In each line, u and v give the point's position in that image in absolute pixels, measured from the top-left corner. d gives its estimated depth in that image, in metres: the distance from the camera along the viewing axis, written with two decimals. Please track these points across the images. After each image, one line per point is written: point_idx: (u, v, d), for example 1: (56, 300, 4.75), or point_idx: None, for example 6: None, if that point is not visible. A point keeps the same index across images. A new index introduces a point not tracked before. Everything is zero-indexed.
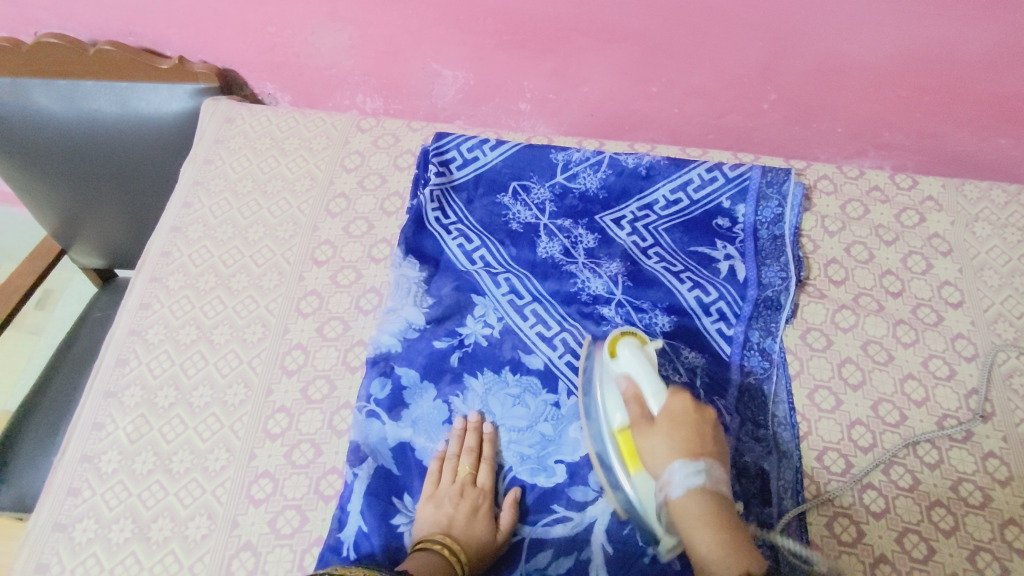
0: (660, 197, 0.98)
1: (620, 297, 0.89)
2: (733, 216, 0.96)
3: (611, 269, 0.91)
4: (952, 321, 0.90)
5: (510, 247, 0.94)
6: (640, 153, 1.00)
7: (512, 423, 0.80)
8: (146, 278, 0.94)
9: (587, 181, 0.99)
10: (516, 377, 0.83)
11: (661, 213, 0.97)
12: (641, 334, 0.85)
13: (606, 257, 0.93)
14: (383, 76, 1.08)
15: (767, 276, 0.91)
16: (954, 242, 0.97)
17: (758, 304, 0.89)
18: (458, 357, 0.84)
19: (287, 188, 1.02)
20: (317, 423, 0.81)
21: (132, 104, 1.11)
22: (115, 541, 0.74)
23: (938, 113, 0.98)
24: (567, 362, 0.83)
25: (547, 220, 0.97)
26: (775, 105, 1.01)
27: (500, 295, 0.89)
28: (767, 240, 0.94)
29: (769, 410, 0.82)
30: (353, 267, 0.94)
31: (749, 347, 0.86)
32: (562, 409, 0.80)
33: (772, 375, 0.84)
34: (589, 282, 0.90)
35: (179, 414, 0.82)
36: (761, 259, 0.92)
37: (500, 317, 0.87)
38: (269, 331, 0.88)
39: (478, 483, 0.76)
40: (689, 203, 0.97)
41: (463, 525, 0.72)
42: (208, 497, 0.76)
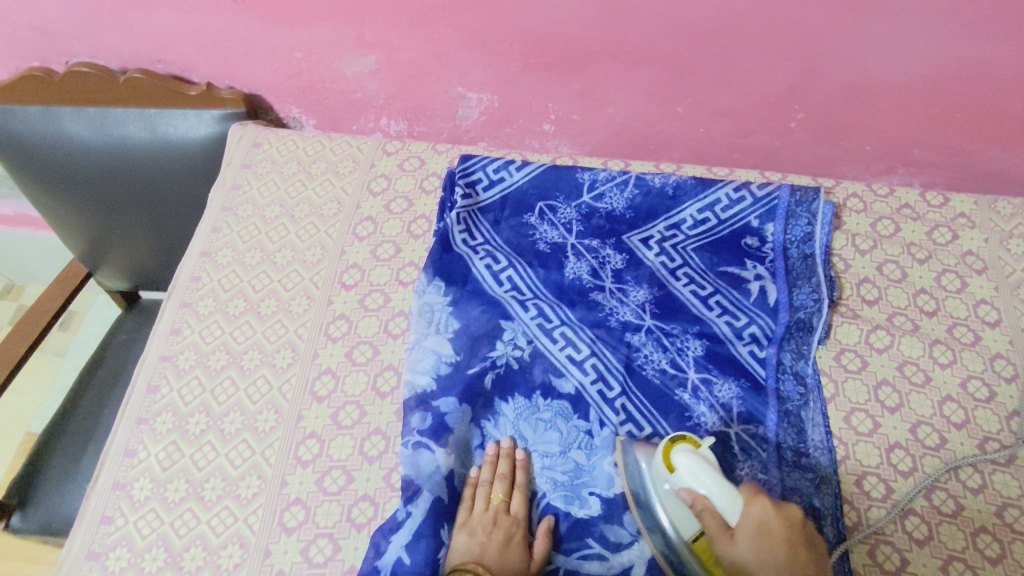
0: (688, 216, 0.97)
1: (649, 325, 0.88)
2: (763, 236, 0.95)
3: (639, 297, 0.91)
4: (989, 340, 0.88)
5: (537, 269, 0.93)
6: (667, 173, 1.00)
7: (545, 449, 0.80)
8: (176, 303, 0.94)
9: (614, 201, 0.99)
10: (548, 402, 0.82)
11: (689, 233, 0.96)
12: (673, 367, 0.84)
13: (634, 282, 0.92)
14: (408, 99, 1.08)
15: (799, 299, 0.90)
16: (989, 259, 0.95)
17: (791, 327, 0.88)
18: (492, 379, 0.83)
19: (314, 211, 1.02)
20: (348, 449, 0.81)
21: (161, 130, 1.12)
22: (148, 570, 0.74)
23: (970, 131, 0.97)
24: (598, 390, 0.83)
25: (574, 240, 0.96)
26: (802, 124, 1.01)
27: (529, 319, 0.88)
28: (797, 260, 0.93)
29: (805, 436, 0.81)
30: (381, 290, 0.94)
31: (781, 370, 0.85)
32: (597, 437, 0.79)
33: (807, 402, 0.83)
34: (616, 309, 0.89)
35: (210, 441, 0.82)
36: (792, 281, 0.91)
37: (529, 340, 0.86)
38: (299, 355, 0.88)
39: (512, 511, 0.75)
40: (716, 224, 0.96)
41: (497, 554, 0.70)
42: (241, 525, 0.76)
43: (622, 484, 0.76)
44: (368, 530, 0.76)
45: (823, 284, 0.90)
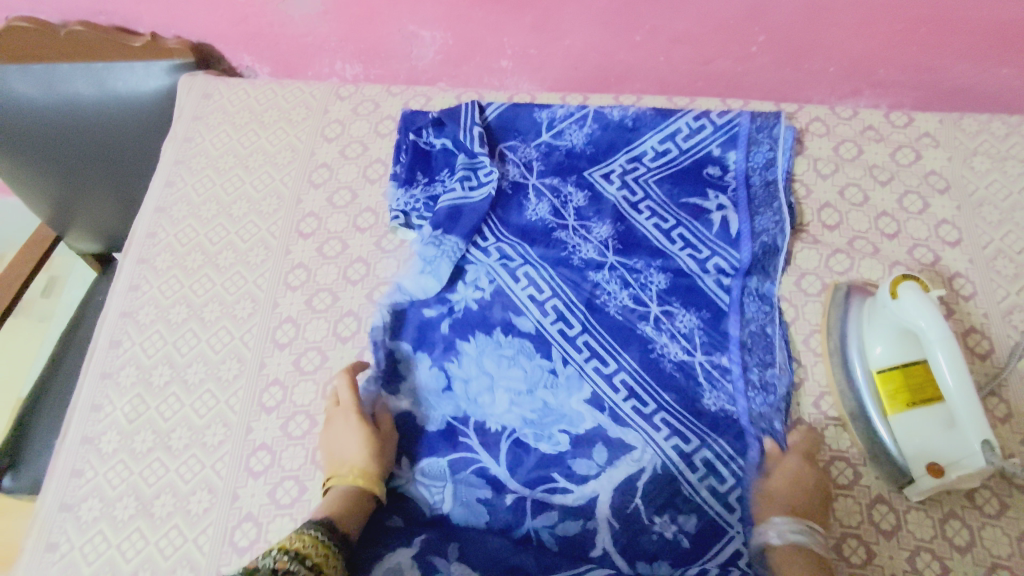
0: (649, 147, 0.96)
1: (612, 262, 0.88)
2: (725, 162, 0.94)
3: (602, 234, 0.90)
4: (949, 260, 0.88)
5: (498, 212, 0.92)
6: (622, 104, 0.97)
7: (511, 385, 0.80)
8: (134, 259, 0.94)
9: (573, 137, 0.97)
10: (509, 339, 0.83)
11: (650, 165, 0.95)
12: (634, 302, 0.85)
13: (598, 219, 0.91)
14: (360, 41, 1.05)
15: (761, 226, 0.88)
16: (952, 178, 0.94)
17: (756, 253, 0.87)
18: (448, 324, 0.85)
19: (269, 161, 1.01)
20: (311, 394, 0.82)
21: (109, 84, 1.09)
22: (120, 518, 0.76)
23: (934, 46, 0.94)
24: (559, 330, 0.84)
25: (534, 179, 0.95)
26: (763, 47, 0.98)
27: (493, 261, 0.88)
28: (760, 186, 0.92)
29: (770, 350, 0.82)
30: (339, 237, 0.93)
31: (747, 293, 0.85)
32: (561, 376, 0.81)
33: (772, 317, 0.84)
34: (580, 247, 0.89)
35: (175, 392, 0.83)
36: (754, 209, 0.90)
37: (491, 280, 0.87)
38: (259, 305, 0.88)
39: (342, 403, 0.77)
40: (677, 152, 0.95)
41: (340, 443, 0.74)
42: (208, 472, 0.78)
43: (590, 425, 0.78)
44: None
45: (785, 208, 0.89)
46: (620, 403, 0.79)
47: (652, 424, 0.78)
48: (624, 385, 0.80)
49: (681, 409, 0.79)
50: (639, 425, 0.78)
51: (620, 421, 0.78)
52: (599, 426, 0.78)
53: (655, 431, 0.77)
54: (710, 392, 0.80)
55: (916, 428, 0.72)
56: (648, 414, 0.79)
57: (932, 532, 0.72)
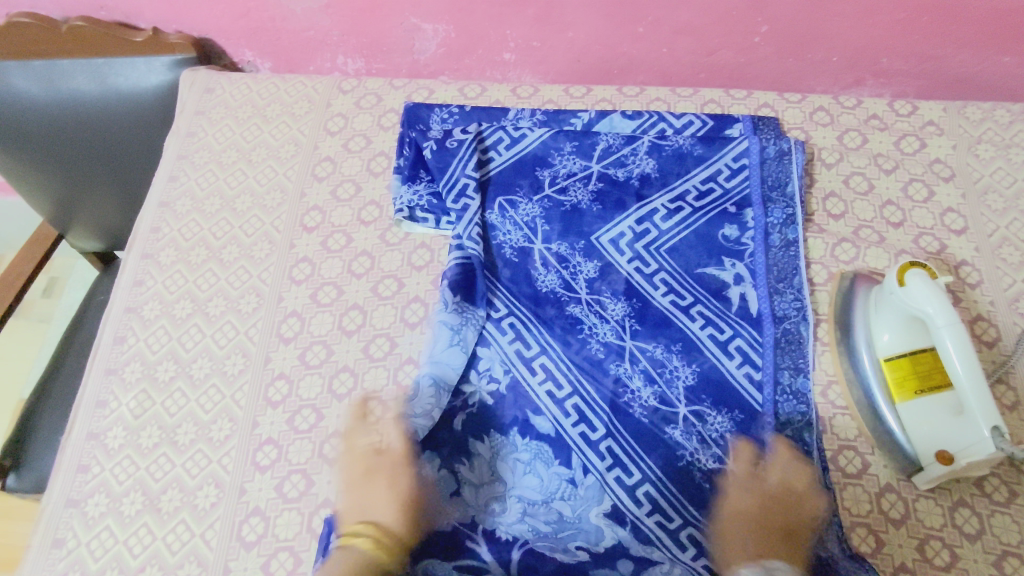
0: (658, 207, 0.91)
1: (631, 347, 0.83)
2: (742, 222, 0.89)
3: (618, 313, 0.85)
4: (955, 248, 0.88)
5: (508, 285, 0.88)
6: (627, 158, 0.94)
7: (529, 480, 0.77)
8: (137, 255, 0.93)
9: (578, 195, 0.92)
10: (526, 441, 0.79)
11: (662, 226, 0.89)
12: (659, 402, 0.80)
13: (611, 294, 0.86)
14: (362, 34, 1.04)
15: (782, 308, 0.84)
16: (957, 166, 0.94)
17: (774, 246, 0.87)
18: (462, 421, 0.80)
19: (272, 155, 1.00)
20: (317, 388, 0.82)
21: (110, 80, 1.09)
22: (127, 513, 0.75)
23: (939, 34, 0.94)
24: (581, 432, 0.79)
25: (540, 245, 0.90)
26: (766, 38, 0.98)
27: (506, 345, 0.84)
28: (773, 165, 0.92)
29: (803, 352, 0.81)
30: (343, 231, 0.93)
31: (775, 293, 0.85)
32: (591, 446, 0.78)
33: (805, 317, 0.83)
34: (597, 329, 0.85)
35: (181, 387, 0.83)
36: (774, 276, 0.86)
37: (505, 370, 0.83)
38: (263, 300, 0.88)
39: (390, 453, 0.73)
40: (690, 211, 0.90)
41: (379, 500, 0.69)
42: (215, 466, 0.77)
43: (611, 480, 0.76)
44: (339, 465, 0.77)
45: (805, 287, 0.85)
46: (605, 473, 0.76)
47: (634, 498, 0.75)
48: (610, 453, 0.77)
49: (663, 477, 0.76)
50: (619, 497, 0.75)
51: (641, 465, 0.77)
52: (619, 477, 0.76)
53: (635, 506, 0.75)
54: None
55: (925, 416, 0.72)
56: (632, 484, 0.76)
57: (940, 520, 0.72)
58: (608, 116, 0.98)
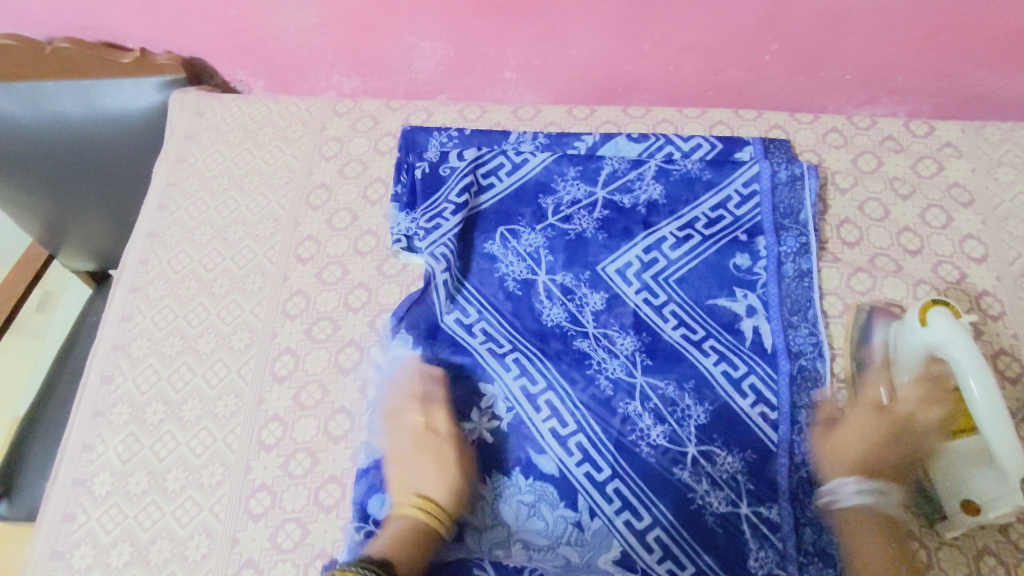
0: (667, 234, 0.86)
1: (641, 384, 0.78)
2: (754, 251, 0.85)
3: (626, 347, 0.80)
4: (976, 277, 0.85)
5: (510, 317, 0.83)
6: (633, 184, 0.90)
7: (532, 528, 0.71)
8: (126, 288, 0.90)
9: (582, 223, 0.88)
10: (529, 482, 0.73)
11: (672, 255, 0.85)
12: (668, 441, 0.75)
13: (618, 327, 0.82)
14: (358, 54, 1.01)
15: (797, 342, 0.80)
16: (976, 190, 0.91)
17: (787, 276, 0.84)
18: None
19: (264, 181, 0.97)
20: (312, 430, 0.78)
21: (97, 102, 1.06)
22: (115, 566, 0.72)
23: (957, 53, 0.90)
24: (586, 473, 0.73)
25: (544, 276, 0.85)
26: (777, 56, 0.94)
27: (509, 380, 0.78)
28: (784, 194, 0.88)
29: (819, 390, 0.78)
30: (339, 262, 0.89)
31: (789, 326, 0.81)
32: (599, 487, 0.73)
33: (821, 352, 0.80)
34: (605, 363, 0.79)
35: (170, 430, 0.79)
36: (787, 308, 0.82)
37: (509, 408, 0.77)
38: (256, 336, 0.85)
39: (439, 429, 0.74)
40: (700, 239, 0.86)
41: (431, 473, 0.71)
42: (206, 515, 0.74)
43: (620, 525, 0.71)
44: (335, 512, 0.74)
45: (819, 321, 0.81)
46: (613, 517, 0.71)
47: (645, 544, 0.70)
48: (618, 496, 0.72)
49: (676, 521, 0.71)
50: (628, 541, 0.70)
51: (652, 509, 0.72)
52: (629, 522, 0.71)
53: (646, 553, 0.70)
54: (757, 549, 0.69)
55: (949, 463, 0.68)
56: (642, 530, 0.71)
57: (966, 570, 0.69)
58: (613, 140, 0.94)
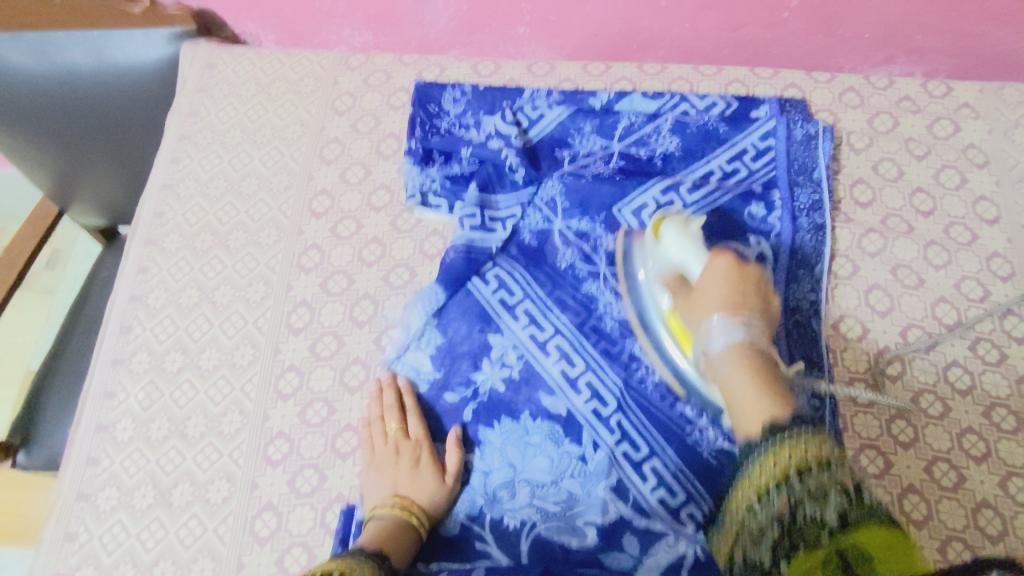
0: (683, 179, 0.86)
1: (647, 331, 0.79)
2: (769, 202, 0.85)
3: (634, 289, 0.81)
4: (987, 239, 0.85)
5: (526, 264, 0.84)
6: (650, 137, 0.90)
7: (533, 475, 0.71)
8: (141, 241, 0.91)
9: (598, 171, 0.88)
10: (537, 423, 0.73)
11: (688, 198, 0.85)
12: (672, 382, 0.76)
13: (630, 271, 0.82)
14: (369, 6, 0.99)
15: (796, 297, 0.81)
16: (992, 151, 0.90)
17: (799, 228, 0.84)
18: (472, 411, 0.75)
19: (277, 135, 0.97)
20: (328, 380, 0.80)
21: (106, 54, 1.03)
22: (138, 507, 0.75)
23: (979, 11, 0.89)
24: (593, 410, 0.74)
25: (559, 223, 0.86)
26: (796, 13, 0.93)
27: (519, 330, 0.79)
28: (800, 143, 0.89)
29: (821, 342, 0.79)
30: (352, 217, 0.90)
31: (796, 278, 0.82)
32: (603, 420, 0.73)
33: (820, 309, 0.81)
34: (611, 305, 0.81)
35: (189, 379, 0.81)
36: (797, 259, 0.83)
37: (519, 353, 0.77)
38: (272, 289, 0.86)
39: (411, 435, 0.73)
40: (716, 188, 0.86)
41: (410, 482, 0.70)
42: (226, 460, 0.76)
43: (616, 454, 0.71)
44: (352, 460, 0.76)
45: (825, 276, 0.82)
46: (614, 449, 0.71)
47: (642, 476, 0.70)
48: (620, 428, 0.73)
49: (680, 463, 0.71)
50: (626, 474, 0.70)
51: (648, 437, 0.72)
52: (625, 452, 0.71)
53: (642, 485, 0.70)
54: None
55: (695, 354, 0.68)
56: (639, 461, 0.71)
57: (964, 521, 0.70)
58: (628, 96, 0.93)
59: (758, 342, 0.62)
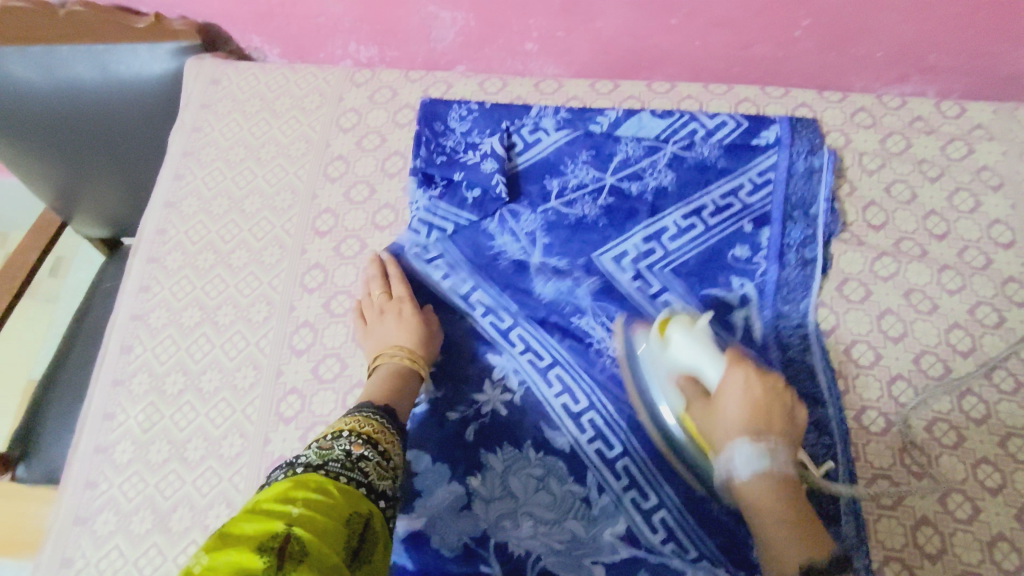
0: (670, 224, 0.85)
1: None
2: (756, 242, 0.84)
3: (619, 335, 0.79)
4: (1002, 263, 0.83)
5: (506, 292, 0.82)
6: (645, 171, 0.89)
7: (538, 513, 0.69)
8: (143, 258, 0.90)
9: (585, 208, 0.87)
10: (541, 456, 0.73)
11: (669, 246, 0.84)
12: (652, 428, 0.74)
13: (611, 314, 0.80)
14: (376, 22, 0.98)
15: (787, 336, 0.79)
16: (1006, 173, 0.89)
17: (788, 265, 0.82)
18: (474, 431, 0.74)
19: (282, 152, 0.96)
20: (331, 403, 0.79)
21: (111, 68, 1.03)
22: (137, 532, 0.73)
23: (994, 31, 0.87)
24: (596, 450, 0.73)
25: (537, 259, 0.84)
26: (808, 32, 0.91)
27: (518, 354, 0.79)
28: (800, 177, 0.87)
29: (820, 383, 0.77)
30: (357, 236, 0.89)
31: (783, 320, 0.80)
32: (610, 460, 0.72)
33: (809, 350, 0.78)
34: (603, 347, 0.78)
35: (190, 400, 0.80)
36: (783, 298, 0.81)
37: (520, 379, 0.77)
38: (275, 309, 0.84)
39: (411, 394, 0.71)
40: (703, 229, 0.85)
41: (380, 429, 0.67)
42: (226, 485, 0.75)
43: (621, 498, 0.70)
44: None
45: (812, 316, 0.80)
46: (620, 493, 0.70)
47: (651, 524, 0.69)
48: (627, 473, 0.71)
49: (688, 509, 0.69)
50: (635, 519, 0.69)
51: (654, 482, 0.71)
52: (631, 496, 0.70)
53: (651, 533, 0.68)
54: None
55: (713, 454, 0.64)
56: (648, 508, 0.70)
57: (979, 556, 0.68)
58: (636, 115, 0.92)
59: (786, 472, 0.59)
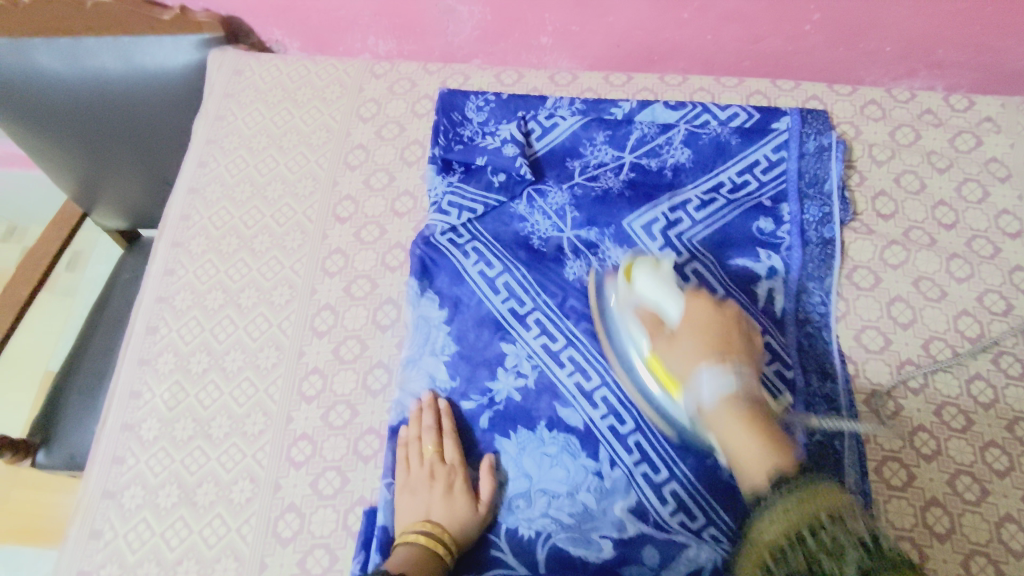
0: (692, 197, 0.87)
1: None
2: (778, 216, 0.85)
3: None
4: (1010, 252, 0.85)
5: (533, 269, 0.84)
6: (661, 149, 0.91)
7: (551, 488, 0.71)
8: (168, 243, 0.92)
9: (608, 183, 0.89)
10: (553, 434, 0.74)
11: (695, 218, 0.85)
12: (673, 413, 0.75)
13: None
14: (394, 15, 1.00)
15: (806, 309, 0.81)
16: (1014, 165, 0.90)
17: (808, 241, 0.84)
18: (488, 419, 0.76)
19: (303, 141, 0.98)
20: (351, 383, 0.81)
21: (136, 60, 1.06)
22: (163, 505, 0.75)
23: (1002, 27, 0.89)
24: (610, 425, 0.74)
25: (569, 234, 0.86)
26: (818, 26, 0.93)
27: (531, 340, 0.79)
28: (812, 155, 0.89)
29: (833, 356, 0.79)
30: (377, 222, 0.91)
31: (805, 292, 0.82)
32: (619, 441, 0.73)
33: (828, 322, 0.81)
34: None
35: (214, 380, 0.82)
36: (806, 273, 0.83)
37: (533, 365, 0.78)
38: (296, 292, 0.87)
39: (447, 460, 0.72)
40: (724, 204, 0.86)
41: (443, 507, 0.69)
42: (250, 461, 0.77)
43: (632, 474, 0.71)
44: (375, 462, 0.76)
45: (834, 288, 0.82)
46: (632, 467, 0.72)
47: (661, 495, 0.71)
48: (638, 447, 0.72)
49: (697, 482, 0.71)
50: (645, 493, 0.71)
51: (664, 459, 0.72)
52: (642, 472, 0.71)
53: (660, 504, 0.70)
54: None
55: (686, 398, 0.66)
56: (659, 482, 0.71)
57: (987, 536, 0.70)
58: (650, 105, 0.94)
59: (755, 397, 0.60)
